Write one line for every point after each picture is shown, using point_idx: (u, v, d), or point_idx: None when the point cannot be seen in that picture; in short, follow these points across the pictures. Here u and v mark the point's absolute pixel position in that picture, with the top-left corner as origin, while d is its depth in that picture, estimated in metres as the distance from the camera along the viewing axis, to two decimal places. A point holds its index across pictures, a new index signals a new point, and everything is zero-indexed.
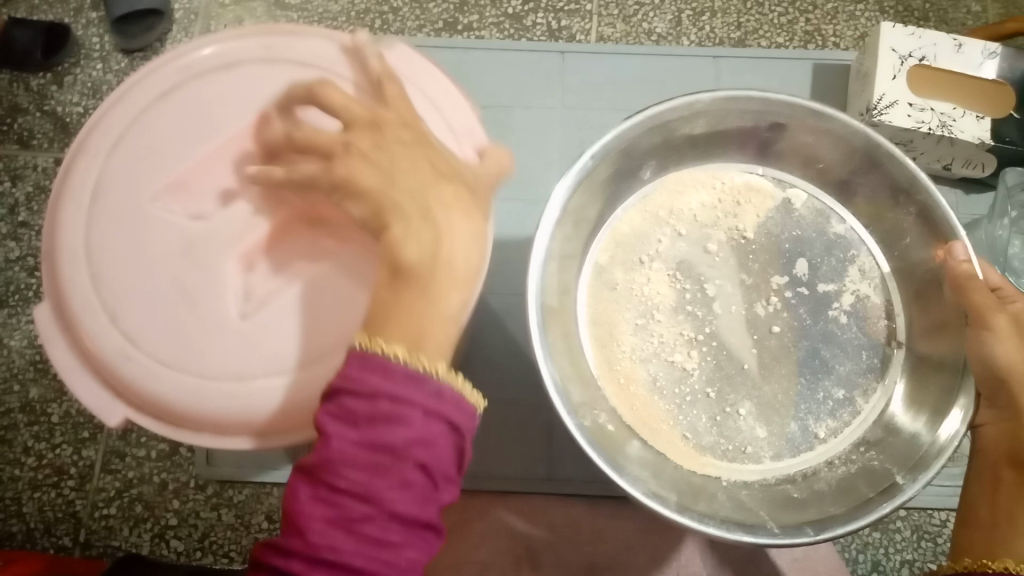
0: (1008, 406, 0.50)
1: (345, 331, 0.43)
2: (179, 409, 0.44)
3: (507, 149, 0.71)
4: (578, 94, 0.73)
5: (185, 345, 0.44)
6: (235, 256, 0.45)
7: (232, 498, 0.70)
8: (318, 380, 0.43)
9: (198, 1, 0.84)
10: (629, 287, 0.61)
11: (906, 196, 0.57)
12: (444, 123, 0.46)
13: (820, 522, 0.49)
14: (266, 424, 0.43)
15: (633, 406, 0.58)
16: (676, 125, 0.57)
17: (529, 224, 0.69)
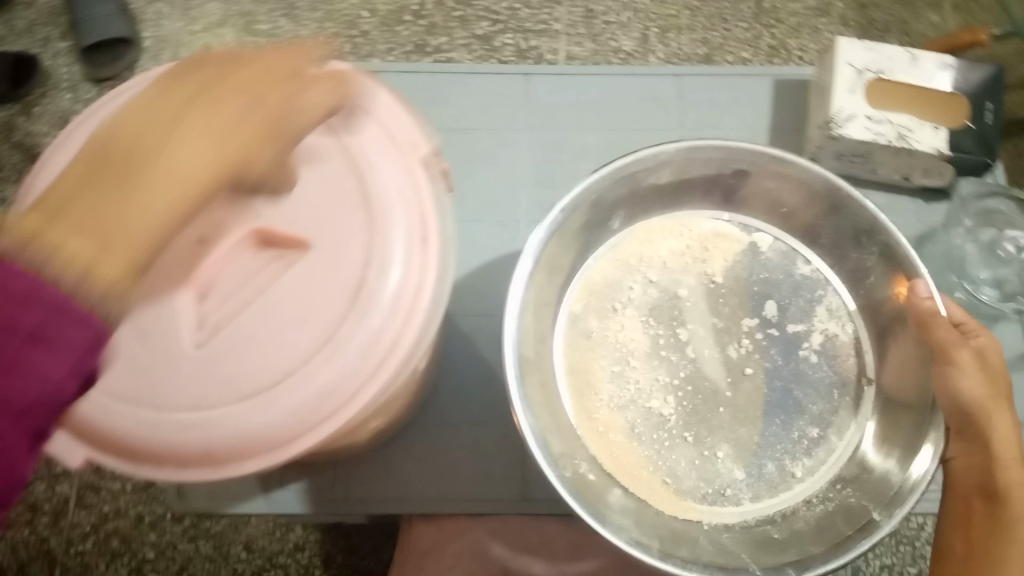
0: (977, 439, 0.51)
1: (299, 350, 0.41)
2: (138, 444, 0.41)
3: (476, 171, 0.72)
4: (547, 114, 0.73)
5: (140, 379, 0.41)
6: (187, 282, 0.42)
7: (209, 529, 0.73)
8: (272, 403, 0.41)
9: (166, 29, 0.84)
10: (604, 337, 0.61)
11: (868, 237, 0.58)
12: (387, 137, 0.45)
13: (802, 562, 0.50)
14: (225, 449, 0.41)
15: (612, 454, 0.58)
16: (642, 175, 0.59)
17: (500, 245, 0.70)
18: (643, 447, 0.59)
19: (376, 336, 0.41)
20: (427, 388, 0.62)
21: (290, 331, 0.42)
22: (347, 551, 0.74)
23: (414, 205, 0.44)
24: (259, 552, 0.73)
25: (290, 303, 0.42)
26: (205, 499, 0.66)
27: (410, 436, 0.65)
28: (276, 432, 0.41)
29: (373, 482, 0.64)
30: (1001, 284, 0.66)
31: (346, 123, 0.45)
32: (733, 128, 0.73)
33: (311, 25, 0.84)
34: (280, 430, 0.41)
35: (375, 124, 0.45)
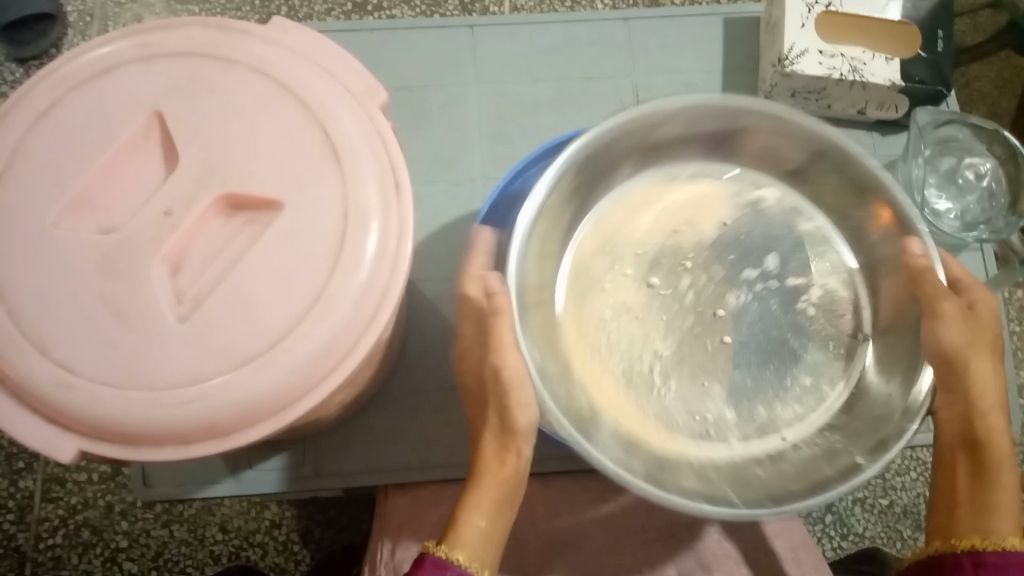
0: (959, 389, 0.52)
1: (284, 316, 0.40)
2: (131, 428, 0.39)
3: (425, 131, 0.69)
4: (494, 67, 0.71)
5: (129, 362, 0.39)
6: (157, 260, 0.41)
7: (182, 513, 0.75)
8: (260, 375, 0.39)
9: (92, 2, 0.80)
10: (600, 287, 0.61)
11: (869, 194, 0.57)
12: (340, 86, 0.44)
13: (782, 496, 0.50)
14: (223, 420, 0.39)
15: (614, 405, 0.57)
16: (655, 126, 0.58)
17: (455, 205, 0.68)
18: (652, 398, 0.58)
19: (365, 287, 0.41)
20: (391, 355, 0.61)
21: (273, 301, 0.40)
22: (324, 523, 0.75)
23: (381, 148, 0.43)
24: (234, 533, 0.75)
25: (271, 265, 0.40)
26: (173, 486, 0.63)
27: (376, 406, 0.64)
28: (273, 399, 0.40)
29: (344, 452, 0.63)
30: (964, 214, 0.66)
31: (301, 77, 0.43)
32: (687, 68, 0.71)
33: None
34: (284, 388, 0.40)
35: (327, 79, 0.44)
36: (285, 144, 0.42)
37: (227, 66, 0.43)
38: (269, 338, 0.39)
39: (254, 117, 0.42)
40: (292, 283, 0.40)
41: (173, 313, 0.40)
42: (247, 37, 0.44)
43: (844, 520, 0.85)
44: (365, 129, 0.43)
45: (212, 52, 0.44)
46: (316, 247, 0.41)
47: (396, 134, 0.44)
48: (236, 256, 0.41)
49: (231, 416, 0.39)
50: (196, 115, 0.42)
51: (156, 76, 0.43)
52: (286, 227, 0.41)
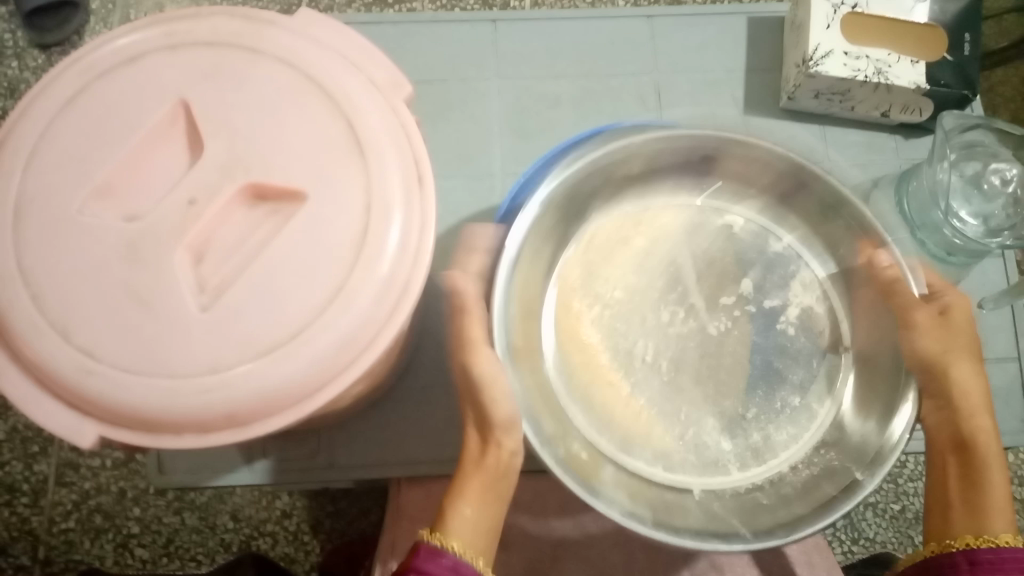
0: (942, 396, 0.55)
1: (306, 306, 0.40)
2: (152, 416, 0.40)
3: (445, 126, 0.69)
4: (514, 63, 0.71)
5: (150, 350, 0.39)
6: (181, 249, 0.41)
7: (194, 501, 0.76)
8: (281, 365, 0.39)
9: None
10: (577, 316, 0.60)
11: (834, 212, 0.58)
12: (364, 79, 0.44)
13: (793, 522, 0.50)
14: (243, 409, 0.40)
15: (598, 431, 0.57)
16: (615, 166, 0.58)
17: (474, 201, 0.68)
18: (633, 423, 0.58)
19: (386, 280, 0.41)
20: (406, 349, 0.61)
21: (294, 292, 0.40)
22: (334, 514, 0.76)
23: (405, 141, 0.43)
24: (246, 521, 0.75)
25: (292, 256, 0.40)
26: (187, 474, 0.63)
27: (391, 401, 0.64)
28: (293, 389, 0.40)
29: (358, 444, 0.63)
30: (986, 219, 0.65)
31: (327, 69, 0.43)
32: (709, 67, 0.71)
33: None
34: (304, 378, 0.40)
35: (353, 71, 0.44)
36: (309, 136, 0.42)
37: (253, 56, 0.44)
38: (290, 328, 0.40)
39: (279, 108, 0.42)
40: (314, 274, 0.40)
41: (194, 301, 0.40)
42: (273, 28, 0.44)
43: (857, 524, 0.84)
44: (389, 122, 0.43)
45: (238, 42, 0.44)
46: (338, 240, 0.41)
47: (420, 128, 0.44)
48: (257, 247, 0.41)
49: (250, 405, 0.40)
50: (220, 105, 0.42)
51: (182, 65, 0.43)
52: (309, 218, 0.41)
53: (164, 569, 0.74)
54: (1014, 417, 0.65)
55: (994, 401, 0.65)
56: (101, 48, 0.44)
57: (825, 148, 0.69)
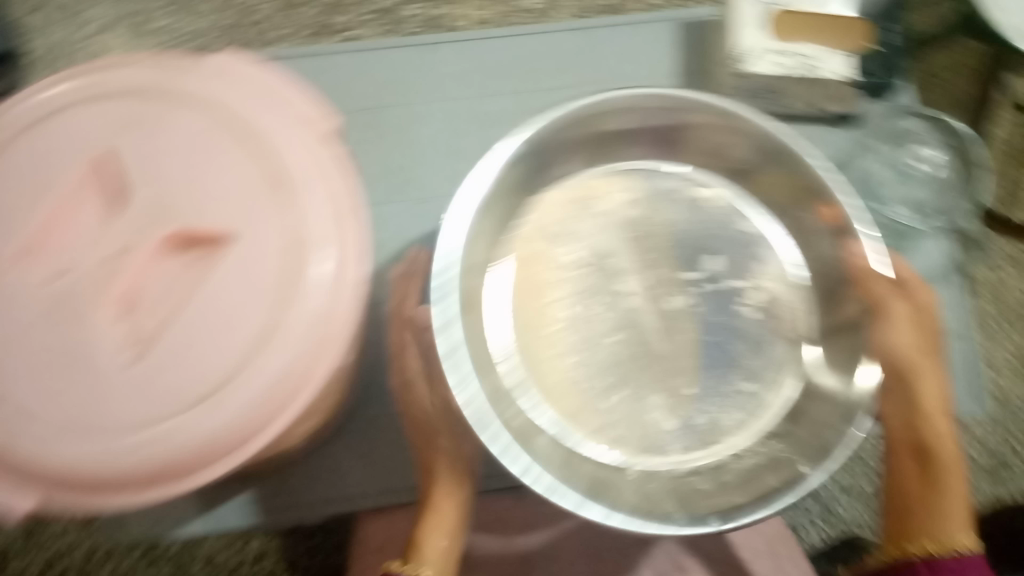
0: (904, 397, 0.57)
1: (237, 352, 0.39)
2: (87, 476, 0.39)
3: (383, 152, 0.69)
4: (450, 83, 0.71)
5: (82, 410, 0.39)
6: (107, 302, 0.40)
7: (164, 554, 0.75)
8: (215, 414, 0.39)
9: (58, 38, 0.84)
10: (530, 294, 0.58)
11: (812, 197, 0.56)
12: (286, 114, 0.43)
13: (728, 512, 0.49)
14: (180, 461, 0.39)
15: (560, 415, 0.56)
16: (591, 121, 0.57)
17: (419, 226, 0.67)
18: (592, 404, 0.57)
19: (319, 317, 0.40)
20: (358, 381, 0.60)
21: (224, 338, 0.39)
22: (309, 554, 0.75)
23: (330, 174, 0.43)
24: (220, 567, 0.75)
25: (219, 302, 0.40)
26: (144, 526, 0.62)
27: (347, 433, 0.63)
28: (231, 436, 0.39)
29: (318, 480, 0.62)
30: (916, 207, 0.69)
31: (246, 109, 0.43)
32: (644, 74, 0.71)
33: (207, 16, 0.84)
34: (236, 425, 0.39)
35: (275, 106, 0.43)
36: (229, 178, 0.42)
37: (171, 103, 0.43)
38: (220, 376, 0.39)
39: (200, 155, 0.42)
40: (240, 318, 0.40)
41: (124, 355, 0.39)
42: (191, 72, 0.44)
43: None
44: (315, 151, 0.42)
45: (156, 91, 0.43)
46: (266, 282, 0.40)
47: (347, 159, 0.44)
48: (181, 293, 0.40)
49: (187, 455, 0.39)
50: (142, 156, 0.42)
51: (102, 118, 0.43)
52: (233, 261, 0.40)
53: None
54: None
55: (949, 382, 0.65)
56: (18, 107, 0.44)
57: None
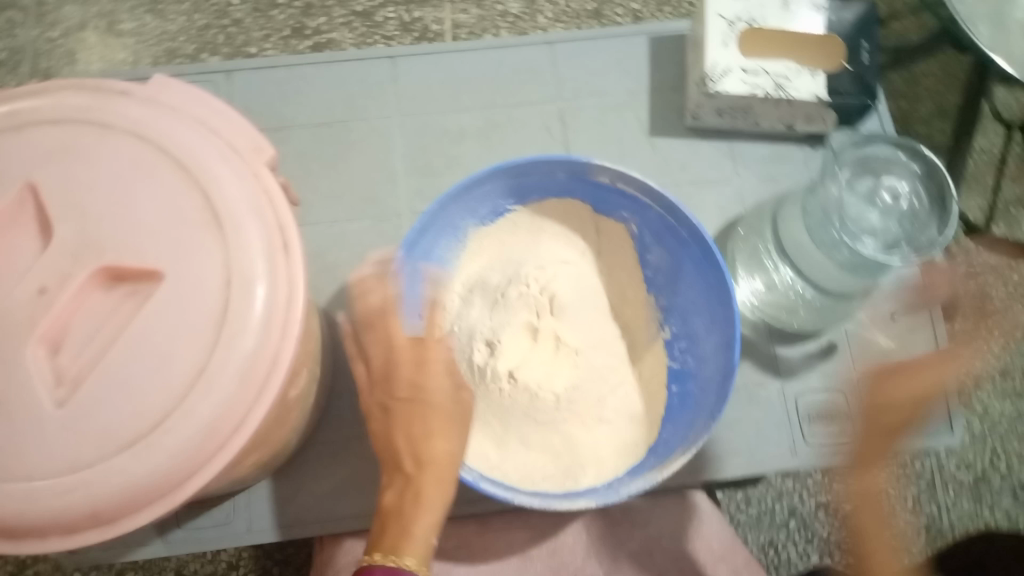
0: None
1: (166, 393, 0.38)
2: (12, 521, 0.38)
3: (347, 165, 0.68)
4: (415, 96, 0.70)
5: (6, 452, 0.37)
6: (33, 340, 0.38)
7: (135, 564, 0.78)
8: (142, 457, 0.38)
9: (26, 39, 0.85)
10: (465, 324, 0.59)
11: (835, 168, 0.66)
12: (223, 147, 0.43)
13: None
14: (105, 505, 0.38)
15: (478, 444, 0.57)
16: None
17: (385, 242, 0.67)
18: (516, 430, 0.58)
19: (252, 357, 0.39)
20: (318, 406, 0.60)
21: (152, 379, 0.38)
22: (282, 563, 0.78)
23: (267, 211, 0.42)
24: None
25: (147, 343, 0.38)
26: (101, 549, 0.62)
27: (308, 454, 0.63)
28: (159, 479, 0.38)
29: (276, 505, 0.62)
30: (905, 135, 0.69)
31: (181, 140, 0.42)
32: (612, 90, 0.70)
33: (181, 18, 0.86)
34: (168, 467, 0.38)
35: (213, 139, 0.43)
36: (163, 211, 0.40)
37: (102, 133, 0.42)
38: (150, 418, 0.38)
39: (131, 185, 0.41)
40: (174, 360, 0.38)
41: (50, 397, 0.38)
42: (125, 100, 0.43)
43: (810, 523, 0.82)
44: (247, 190, 0.42)
45: (87, 118, 0.42)
46: (197, 322, 0.39)
47: (285, 194, 0.43)
48: (114, 332, 0.39)
49: (113, 500, 0.38)
50: (72, 183, 0.40)
51: (33, 142, 0.41)
52: (166, 301, 0.39)
53: None
54: (937, 421, 0.65)
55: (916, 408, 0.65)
56: None
57: (733, 164, 0.69)
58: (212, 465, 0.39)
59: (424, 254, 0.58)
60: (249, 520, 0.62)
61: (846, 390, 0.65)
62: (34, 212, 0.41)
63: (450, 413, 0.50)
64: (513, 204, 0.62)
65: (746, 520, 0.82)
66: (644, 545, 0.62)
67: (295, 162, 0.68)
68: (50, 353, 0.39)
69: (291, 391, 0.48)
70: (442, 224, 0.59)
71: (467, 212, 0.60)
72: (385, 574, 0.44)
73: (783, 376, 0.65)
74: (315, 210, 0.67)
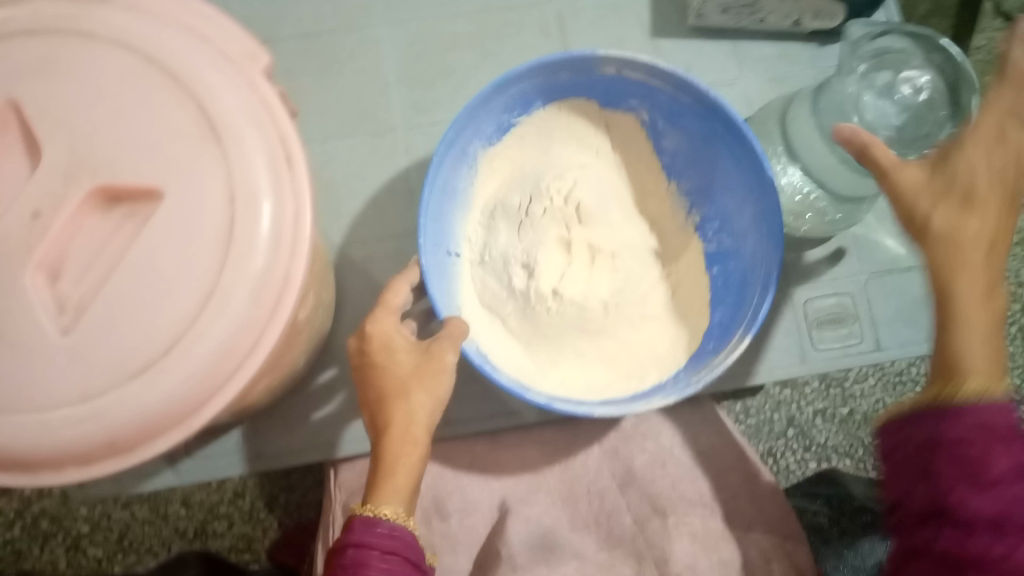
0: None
1: (176, 317, 0.37)
2: (27, 454, 0.36)
3: (336, 80, 0.65)
4: (404, 5, 0.66)
5: (14, 384, 0.36)
6: (30, 268, 0.36)
7: (141, 495, 0.78)
8: (156, 383, 0.36)
9: None
10: (495, 252, 0.57)
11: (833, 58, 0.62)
12: (216, 54, 0.40)
13: None
14: (123, 434, 0.37)
15: (517, 361, 0.56)
16: None
17: (380, 160, 0.64)
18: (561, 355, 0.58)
19: (264, 275, 0.38)
20: (324, 330, 0.58)
21: (163, 302, 0.36)
22: (288, 489, 0.78)
23: (269, 122, 0.40)
24: (198, 507, 0.78)
25: (154, 263, 0.37)
26: (109, 484, 0.62)
27: (313, 381, 0.62)
28: (177, 405, 0.37)
29: (283, 430, 0.61)
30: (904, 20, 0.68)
31: (169, 47, 0.39)
32: None
33: None
34: (185, 392, 0.37)
35: (203, 46, 0.40)
36: (157, 126, 0.38)
37: (85, 43, 0.39)
38: (161, 342, 0.36)
39: (123, 99, 0.38)
40: (181, 282, 0.37)
41: (54, 325, 0.36)
42: (104, 6, 0.40)
43: (808, 431, 0.81)
44: (243, 101, 0.39)
45: (66, 27, 0.39)
46: (203, 240, 0.37)
47: (283, 102, 0.41)
48: (116, 256, 0.37)
49: (131, 428, 0.36)
50: (59, 99, 0.38)
51: (11, 56, 0.39)
52: (168, 220, 0.37)
53: (120, 563, 0.78)
54: None
55: (921, 309, 0.65)
56: None
57: (737, 66, 0.67)
58: (230, 389, 0.38)
59: (441, 189, 0.55)
60: (257, 449, 0.61)
61: (855, 292, 0.66)
62: (19, 131, 0.38)
63: (413, 372, 0.46)
64: (517, 117, 0.59)
65: (749, 429, 0.80)
66: (656, 455, 0.62)
67: (284, 79, 0.65)
68: (50, 282, 0.37)
69: (301, 312, 0.46)
70: (461, 145, 0.56)
71: (487, 119, 0.57)
72: (361, 523, 0.43)
73: (795, 281, 0.66)
74: (306, 128, 0.64)
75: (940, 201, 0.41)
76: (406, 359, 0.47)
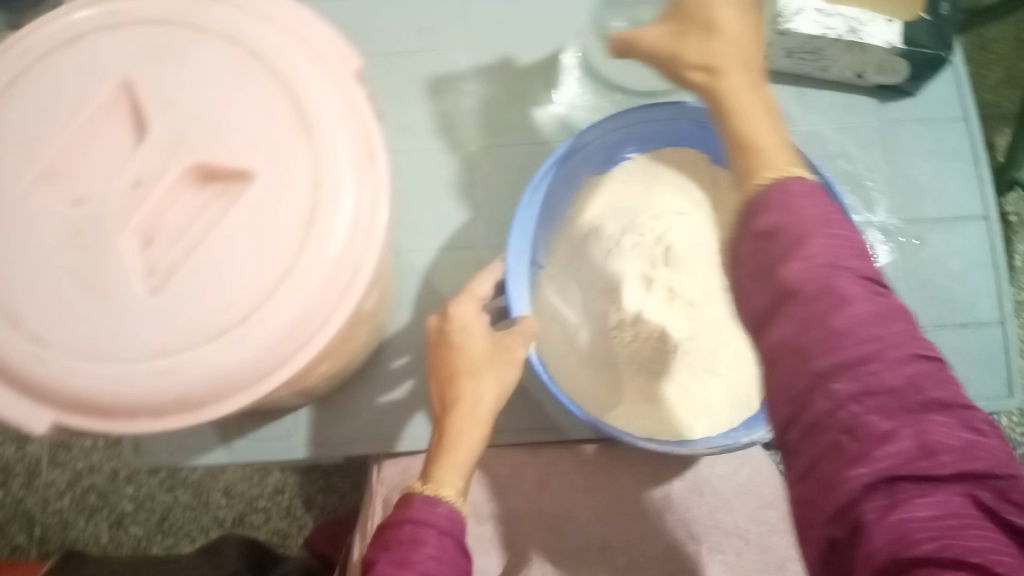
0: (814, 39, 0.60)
1: (255, 288, 0.39)
2: (105, 402, 0.39)
3: (415, 96, 0.69)
4: (486, 33, 0.70)
5: (101, 335, 0.39)
6: (129, 231, 0.40)
7: (186, 481, 0.84)
8: (230, 347, 0.39)
9: None
10: (579, 272, 0.61)
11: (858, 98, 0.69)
12: (312, 54, 0.44)
13: None
14: (195, 391, 0.39)
15: (589, 388, 0.59)
16: None
17: (450, 174, 0.67)
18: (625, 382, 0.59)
19: (338, 259, 0.40)
20: (382, 327, 0.61)
21: (244, 275, 0.39)
22: (326, 490, 0.83)
23: (355, 121, 0.43)
24: (238, 497, 0.83)
25: (239, 236, 0.40)
26: (164, 455, 0.64)
27: (366, 377, 0.64)
28: (245, 369, 0.40)
29: (332, 421, 0.63)
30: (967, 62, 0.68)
31: (270, 42, 0.43)
32: None
33: None
34: (257, 357, 0.39)
35: (300, 46, 0.43)
36: (255, 113, 0.41)
37: (196, 35, 0.43)
38: (238, 311, 0.39)
39: (228, 87, 0.42)
40: (260, 255, 0.39)
41: (142, 285, 0.39)
42: (216, 4, 0.44)
43: None
44: (336, 100, 0.43)
45: (179, 19, 0.43)
46: (286, 221, 0.40)
47: (370, 105, 0.44)
48: (204, 228, 0.40)
49: (203, 387, 0.39)
50: (167, 82, 0.42)
51: (131, 42, 0.43)
52: (257, 198, 0.40)
53: (159, 544, 0.82)
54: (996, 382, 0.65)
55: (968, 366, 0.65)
56: (67, 17, 0.43)
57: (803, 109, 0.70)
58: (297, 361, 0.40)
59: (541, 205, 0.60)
60: (306, 436, 0.63)
61: None
62: (127, 107, 0.42)
63: (487, 358, 0.50)
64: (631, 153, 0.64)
65: None
66: (694, 483, 0.62)
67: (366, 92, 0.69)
68: (143, 246, 0.40)
69: (367, 303, 0.49)
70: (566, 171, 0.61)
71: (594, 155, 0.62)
72: (421, 502, 0.44)
73: None
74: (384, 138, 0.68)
75: (683, 38, 0.45)
76: (480, 345, 0.50)
